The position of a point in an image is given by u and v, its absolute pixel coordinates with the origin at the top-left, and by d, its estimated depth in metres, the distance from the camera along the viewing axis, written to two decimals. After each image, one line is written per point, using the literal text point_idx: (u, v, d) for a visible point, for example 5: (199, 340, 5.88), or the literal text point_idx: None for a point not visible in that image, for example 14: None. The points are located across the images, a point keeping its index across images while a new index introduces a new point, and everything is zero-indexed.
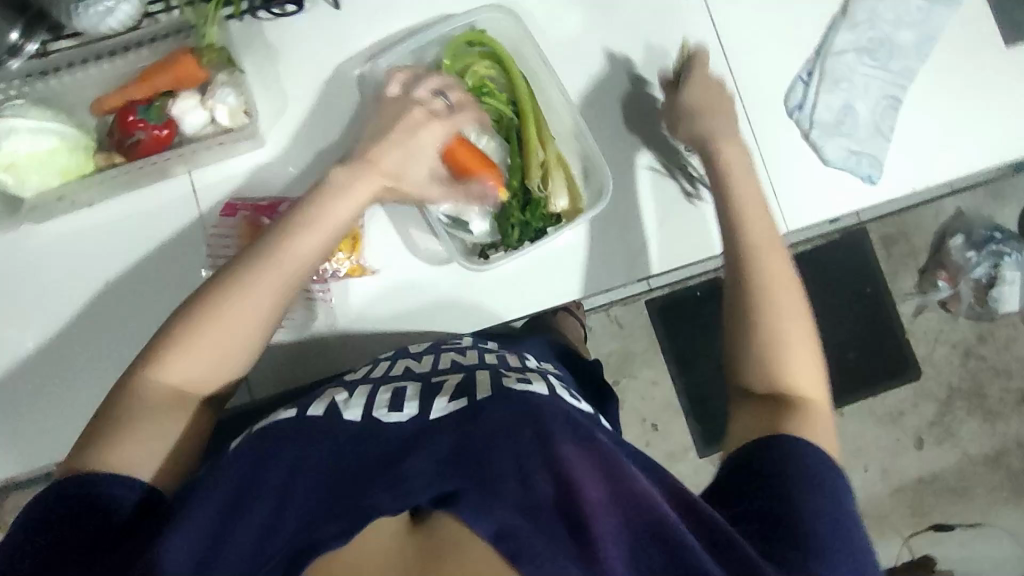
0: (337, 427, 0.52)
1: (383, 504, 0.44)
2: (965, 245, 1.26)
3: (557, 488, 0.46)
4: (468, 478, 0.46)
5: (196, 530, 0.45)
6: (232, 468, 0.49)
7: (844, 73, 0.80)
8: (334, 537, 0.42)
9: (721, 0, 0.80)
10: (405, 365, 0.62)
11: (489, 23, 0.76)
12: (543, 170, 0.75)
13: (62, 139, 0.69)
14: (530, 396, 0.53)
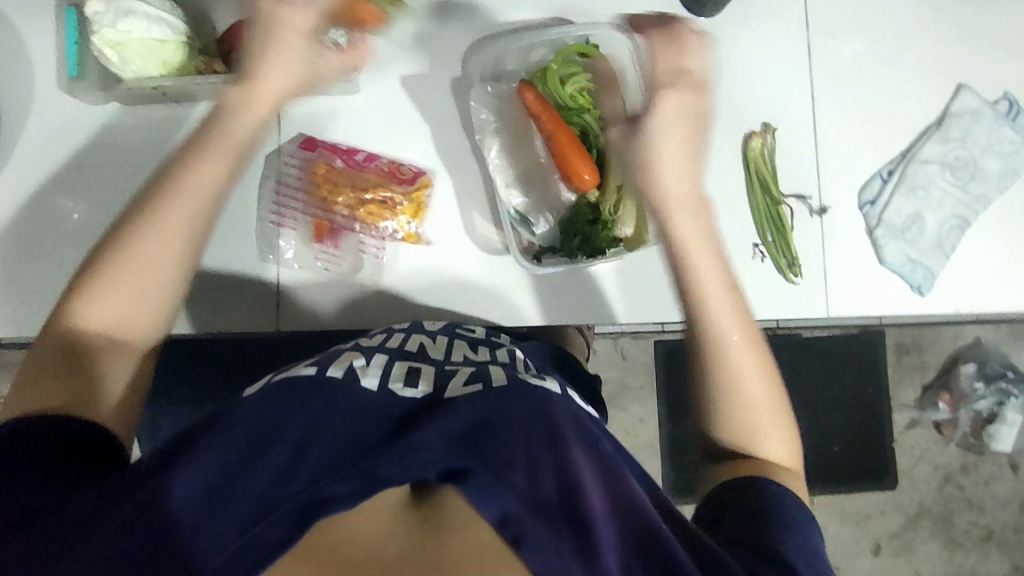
0: (351, 391, 0.50)
1: (393, 474, 0.44)
2: (975, 375, 1.29)
3: (562, 486, 0.46)
4: (478, 459, 0.45)
5: (208, 470, 0.43)
6: (245, 411, 0.48)
7: (923, 183, 0.82)
8: (346, 495, 0.43)
9: (821, 79, 0.81)
10: (419, 343, 0.59)
11: (603, 39, 0.78)
12: (618, 195, 0.76)
13: (174, 32, 0.70)
14: (545, 395, 0.51)
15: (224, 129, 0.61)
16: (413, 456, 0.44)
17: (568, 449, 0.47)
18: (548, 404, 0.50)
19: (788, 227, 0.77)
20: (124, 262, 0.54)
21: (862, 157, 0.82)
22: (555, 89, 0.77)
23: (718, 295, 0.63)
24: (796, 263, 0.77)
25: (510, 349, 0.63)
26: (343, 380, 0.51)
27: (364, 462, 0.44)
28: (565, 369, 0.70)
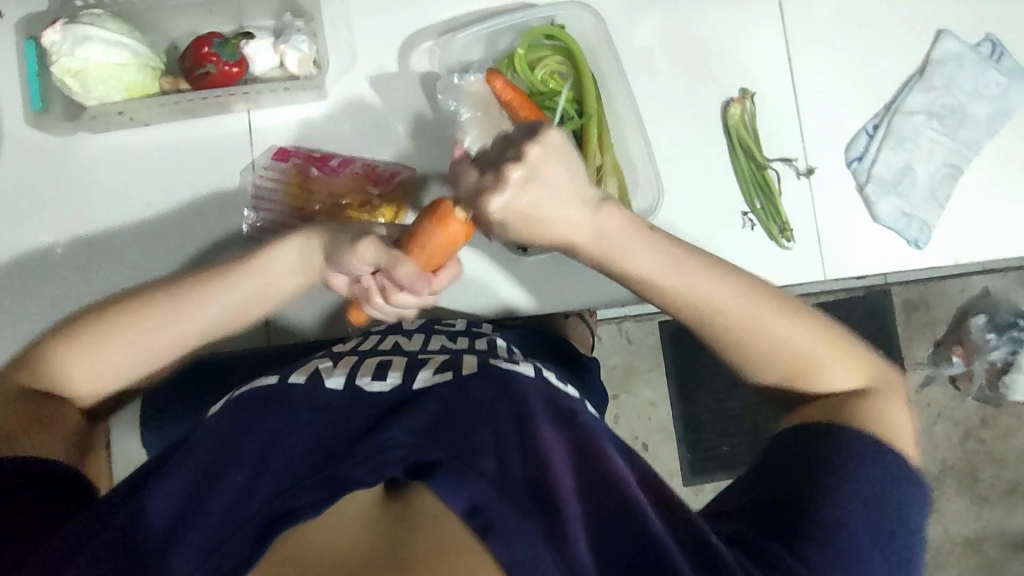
0: (315, 394, 0.48)
1: (355, 477, 0.41)
2: (987, 327, 1.25)
3: (533, 468, 0.42)
4: (443, 449, 0.42)
5: (176, 489, 0.43)
6: (208, 434, 0.47)
7: (910, 134, 0.80)
8: (308, 505, 0.40)
9: (799, 40, 0.80)
10: (394, 342, 0.58)
11: (569, 19, 0.76)
12: (599, 174, 0.74)
13: (134, 56, 0.69)
14: (516, 374, 0.49)
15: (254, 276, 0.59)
16: (377, 455, 0.42)
17: (536, 430, 0.44)
18: (516, 386, 0.47)
19: (775, 190, 0.75)
20: (104, 345, 0.53)
21: (845, 114, 0.80)
22: (525, 75, 0.76)
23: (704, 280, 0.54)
24: (787, 228, 0.76)
25: (489, 338, 0.61)
26: (306, 384, 0.49)
27: (328, 467, 0.42)
28: (553, 355, 0.68)
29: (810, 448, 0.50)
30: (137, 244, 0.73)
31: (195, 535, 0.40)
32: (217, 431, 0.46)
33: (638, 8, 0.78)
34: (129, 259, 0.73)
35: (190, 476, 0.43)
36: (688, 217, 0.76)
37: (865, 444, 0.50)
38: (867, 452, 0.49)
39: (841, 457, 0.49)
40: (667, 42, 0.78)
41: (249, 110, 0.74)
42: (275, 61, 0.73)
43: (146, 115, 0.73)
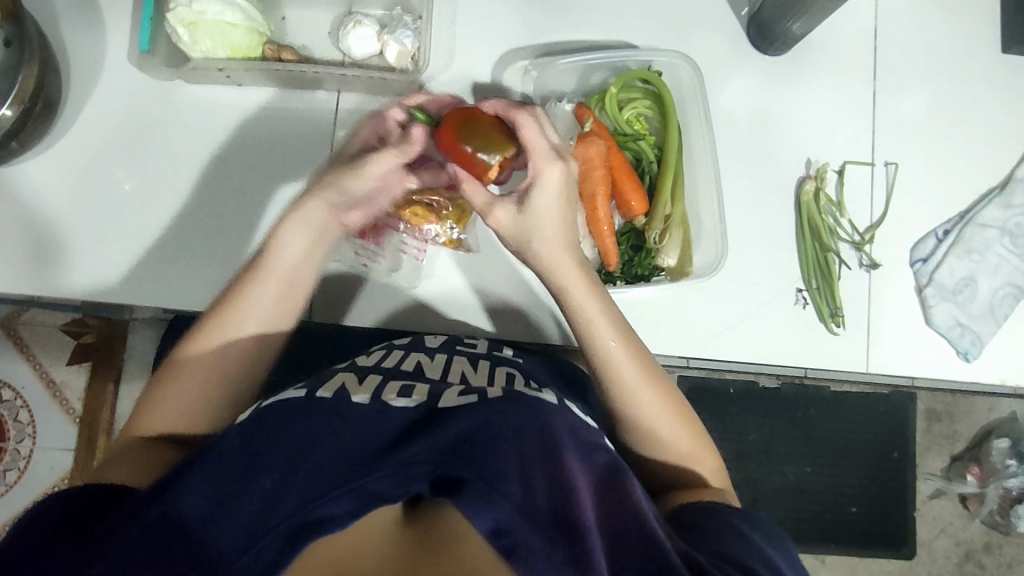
0: (344, 406, 0.49)
1: (385, 491, 0.44)
2: (1008, 451, 1.21)
3: (558, 496, 0.44)
4: (470, 470, 0.44)
5: (209, 481, 0.44)
6: (232, 434, 0.48)
7: (980, 245, 0.78)
8: (337, 515, 0.42)
9: (887, 133, 0.80)
10: (417, 362, 0.60)
11: (665, 66, 0.76)
12: (665, 224, 0.74)
13: (247, 18, 0.73)
14: (541, 401, 0.51)
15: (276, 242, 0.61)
16: (403, 470, 0.44)
17: (563, 460, 0.47)
18: (546, 412, 0.50)
19: (834, 273, 0.75)
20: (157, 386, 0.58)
21: (916, 214, 0.80)
22: (613, 114, 0.76)
23: (632, 373, 0.59)
24: (838, 313, 0.75)
25: (508, 369, 0.61)
26: (332, 398, 0.50)
27: (356, 479, 0.43)
28: (568, 387, 0.66)
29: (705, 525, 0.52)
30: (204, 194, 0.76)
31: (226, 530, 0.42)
32: (244, 434, 0.47)
33: (732, 68, 0.79)
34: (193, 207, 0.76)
35: (215, 468, 0.45)
36: (745, 281, 0.76)
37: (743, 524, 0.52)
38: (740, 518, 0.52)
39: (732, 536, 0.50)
40: (755, 107, 0.78)
41: (340, 92, 0.77)
42: (376, 49, 0.76)
43: (242, 77, 0.76)
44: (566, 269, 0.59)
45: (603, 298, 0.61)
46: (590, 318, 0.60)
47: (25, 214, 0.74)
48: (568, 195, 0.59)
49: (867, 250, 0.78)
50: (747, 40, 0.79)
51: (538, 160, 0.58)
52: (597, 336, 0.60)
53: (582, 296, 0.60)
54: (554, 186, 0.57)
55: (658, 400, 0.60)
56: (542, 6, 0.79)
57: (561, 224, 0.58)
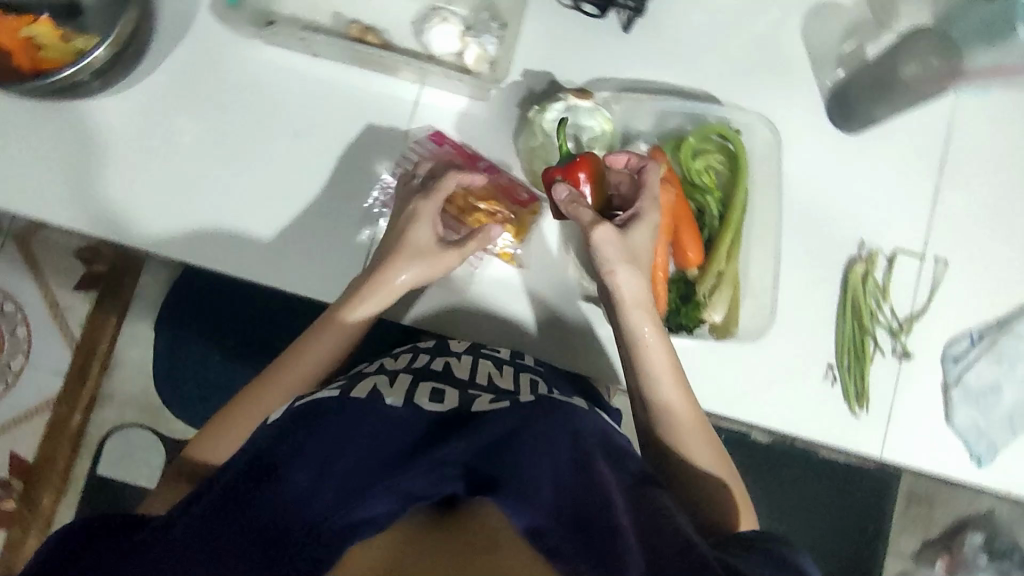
0: (377, 404, 0.55)
1: (418, 489, 0.49)
2: (980, 547, 1.26)
3: (590, 494, 0.49)
4: (502, 472, 0.49)
5: (242, 495, 0.50)
6: (266, 439, 0.54)
7: (1011, 355, 0.80)
8: (379, 513, 0.47)
9: (942, 227, 0.81)
10: (446, 363, 0.65)
11: (745, 124, 0.77)
12: (716, 280, 0.76)
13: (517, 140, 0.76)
14: (570, 407, 0.57)
15: (314, 345, 0.68)
16: (434, 470, 0.50)
17: (592, 466, 0.52)
18: (574, 423, 0.55)
19: (867, 357, 0.76)
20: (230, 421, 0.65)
21: (956, 313, 0.81)
22: (685, 161, 0.77)
23: (678, 407, 0.65)
24: (863, 395, 0.76)
25: (531, 376, 0.66)
26: (365, 398, 0.56)
27: (389, 477, 0.49)
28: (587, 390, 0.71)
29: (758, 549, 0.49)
30: (269, 162, 0.76)
31: (260, 520, 0.48)
32: (280, 437, 0.53)
33: (806, 137, 0.80)
34: (256, 173, 0.76)
35: (246, 472, 0.51)
36: (782, 347, 0.77)
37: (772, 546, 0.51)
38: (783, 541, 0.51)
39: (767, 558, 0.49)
40: (820, 179, 0.79)
41: (420, 86, 0.78)
42: (455, 48, 0.76)
43: (321, 49, 0.77)
44: (636, 300, 0.65)
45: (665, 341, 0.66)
46: (654, 371, 0.65)
47: (95, 152, 0.75)
48: (646, 243, 0.67)
49: (903, 339, 0.80)
50: (826, 113, 0.80)
51: (646, 202, 0.68)
52: (648, 367, 0.65)
53: (648, 325, 0.65)
54: (648, 227, 0.67)
55: (700, 427, 0.65)
56: (632, 41, 0.79)
57: (643, 254, 0.66)
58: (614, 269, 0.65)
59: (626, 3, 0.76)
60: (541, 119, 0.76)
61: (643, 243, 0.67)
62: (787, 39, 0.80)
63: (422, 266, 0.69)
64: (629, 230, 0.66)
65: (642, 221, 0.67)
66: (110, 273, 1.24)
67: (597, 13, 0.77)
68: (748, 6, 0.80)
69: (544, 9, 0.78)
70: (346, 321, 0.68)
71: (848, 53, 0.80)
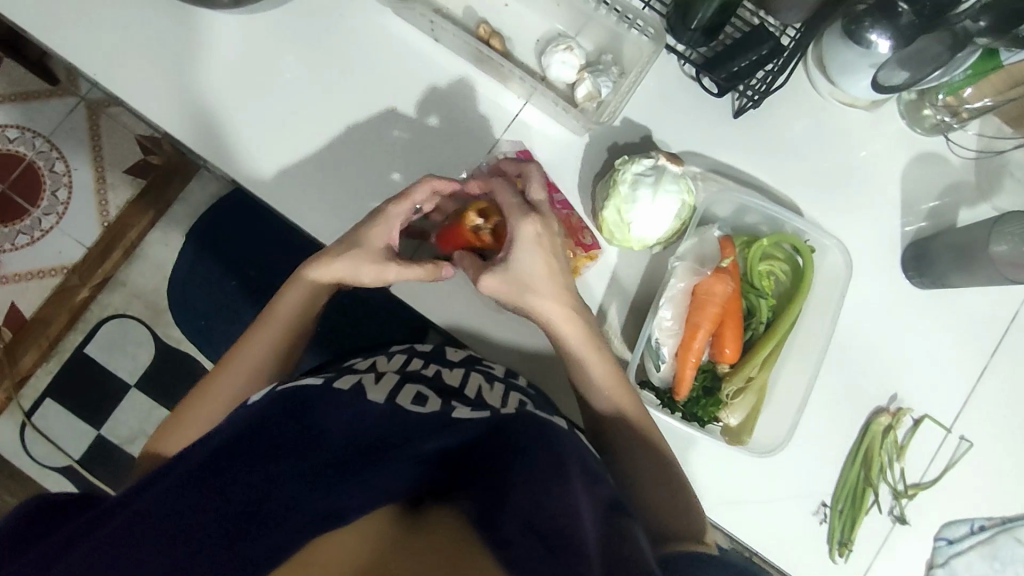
0: (354, 395, 0.57)
1: (390, 484, 0.54)
2: None
3: (562, 503, 0.49)
4: (476, 479, 0.54)
5: (200, 476, 0.50)
6: (241, 415, 0.56)
7: (1006, 557, 0.79)
8: (353, 505, 0.52)
9: (976, 407, 0.79)
10: (437, 369, 0.66)
11: (821, 245, 0.77)
12: (744, 384, 0.75)
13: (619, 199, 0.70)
14: (547, 423, 0.58)
15: (282, 304, 0.69)
16: (411, 466, 0.54)
17: (569, 477, 0.52)
18: (555, 437, 0.56)
19: (864, 508, 0.75)
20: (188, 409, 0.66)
21: (964, 495, 0.79)
22: (750, 260, 0.77)
23: (625, 436, 0.66)
24: (847, 545, 0.74)
25: (519, 397, 0.63)
26: (348, 392, 0.58)
27: (368, 469, 0.53)
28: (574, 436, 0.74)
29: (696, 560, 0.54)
30: (359, 123, 0.77)
31: (236, 494, 0.50)
32: (246, 417, 0.55)
33: (874, 275, 0.79)
34: (342, 129, 0.77)
35: (218, 449, 0.52)
36: (783, 470, 0.76)
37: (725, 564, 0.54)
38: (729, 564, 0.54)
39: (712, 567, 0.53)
40: (874, 319, 0.79)
41: (524, 102, 0.79)
42: (572, 80, 0.77)
43: (444, 36, 0.77)
44: (563, 319, 0.65)
45: (608, 362, 0.67)
46: (597, 388, 0.66)
47: (203, 58, 0.76)
48: (556, 246, 0.64)
49: (903, 504, 0.77)
50: (901, 259, 0.79)
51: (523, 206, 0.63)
52: (591, 393, 0.67)
53: (583, 347, 0.65)
54: (536, 244, 0.62)
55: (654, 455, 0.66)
56: (739, 127, 0.79)
57: (550, 269, 0.64)
58: (529, 294, 0.64)
59: (746, 92, 0.76)
60: (622, 174, 0.70)
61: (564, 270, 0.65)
62: (886, 176, 0.80)
63: (355, 261, 0.65)
64: (535, 266, 0.63)
65: (551, 254, 0.64)
66: (162, 167, 1.24)
67: (715, 91, 0.78)
68: (859, 131, 0.80)
69: (665, 69, 0.79)
70: (285, 308, 0.69)
71: (940, 210, 0.80)
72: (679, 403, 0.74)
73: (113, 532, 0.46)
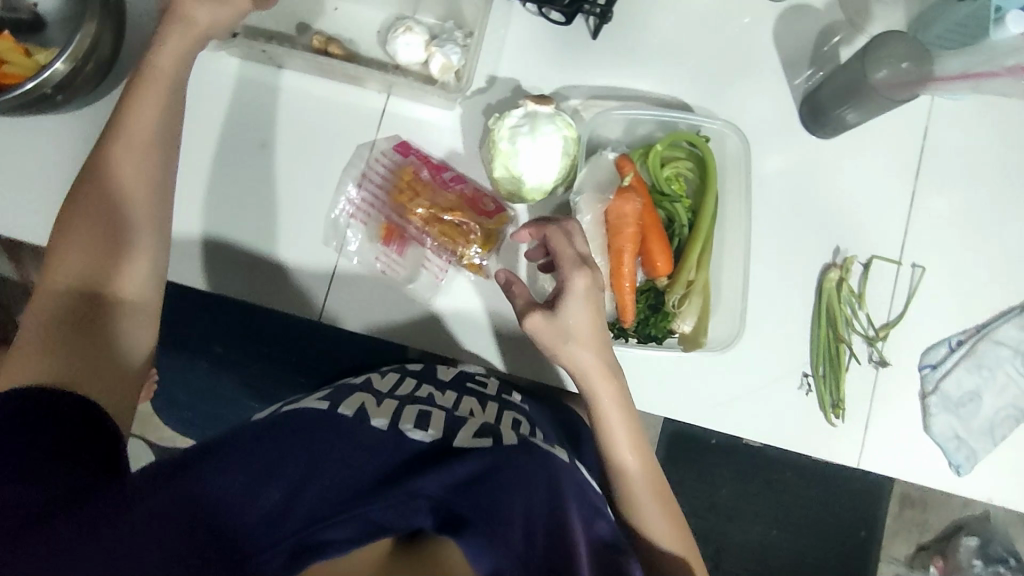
0: (360, 428, 0.55)
1: (388, 519, 0.46)
2: (975, 551, 1.20)
3: (559, 552, 0.47)
4: (475, 507, 0.48)
5: (206, 489, 0.44)
6: (236, 437, 0.50)
7: (991, 363, 0.79)
8: (339, 540, 0.44)
9: (919, 232, 0.79)
10: (428, 392, 0.65)
11: (715, 134, 0.77)
12: (686, 290, 0.76)
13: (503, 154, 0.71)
14: (549, 458, 0.57)
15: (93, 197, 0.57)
16: (410, 502, 0.47)
17: (567, 523, 0.50)
18: (554, 475, 0.55)
19: (843, 365, 0.74)
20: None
21: (933, 319, 0.79)
22: (654, 170, 0.77)
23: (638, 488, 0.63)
24: (840, 405, 0.75)
25: (514, 415, 0.65)
26: (353, 419, 0.56)
27: (359, 506, 0.46)
28: (566, 435, 0.72)
29: None
30: (233, 173, 0.76)
31: (227, 513, 0.43)
32: (247, 446, 0.49)
33: (778, 142, 0.79)
34: (220, 185, 0.76)
35: (204, 472, 0.45)
36: (756, 358, 0.76)
37: None
38: None
39: None
40: (792, 183, 0.78)
41: (387, 94, 0.77)
42: (422, 57, 0.75)
43: (284, 60, 0.75)
44: (592, 372, 0.63)
45: (628, 410, 0.65)
46: (620, 435, 0.64)
47: (66, 167, 0.75)
48: (592, 304, 0.63)
49: (879, 347, 0.78)
50: (799, 118, 0.79)
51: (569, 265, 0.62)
52: (610, 441, 0.64)
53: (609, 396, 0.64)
54: (583, 297, 0.62)
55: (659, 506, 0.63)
56: (600, 47, 0.78)
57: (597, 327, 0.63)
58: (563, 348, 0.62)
59: (592, 10, 0.74)
60: (498, 133, 0.71)
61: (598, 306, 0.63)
62: (758, 43, 0.79)
63: (179, 42, 0.62)
64: (595, 326, 0.63)
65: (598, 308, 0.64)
66: None
67: (563, 21, 0.76)
68: (717, 8, 0.79)
69: (511, 15, 0.77)
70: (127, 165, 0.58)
71: (822, 56, 0.79)
72: (630, 328, 0.75)
73: (82, 519, 0.41)
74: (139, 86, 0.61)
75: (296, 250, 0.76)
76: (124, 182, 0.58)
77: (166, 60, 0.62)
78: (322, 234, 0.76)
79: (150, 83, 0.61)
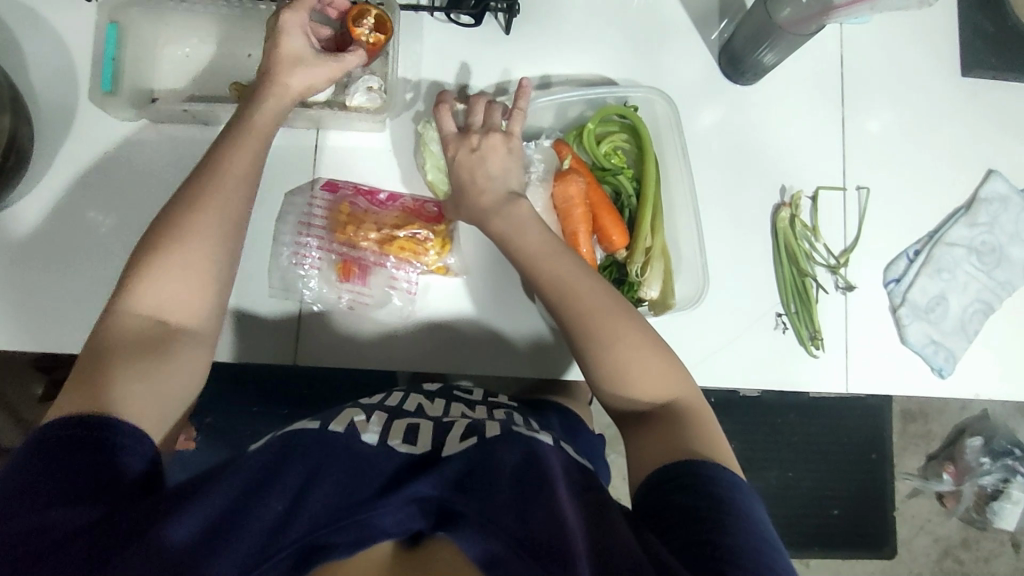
0: (352, 442, 0.52)
1: (384, 526, 0.45)
2: (981, 450, 1.22)
3: (550, 523, 0.44)
4: (470, 503, 0.46)
5: (209, 509, 0.43)
6: (246, 462, 0.49)
7: (949, 265, 0.81)
8: (342, 545, 0.44)
9: (858, 154, 0.82)
10: (417, 403, 0.62)
11: (642, 102, 0.78)
12: (646, 257, 0.77)
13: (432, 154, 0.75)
14: (535, 442, 0.54)
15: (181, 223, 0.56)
16: (406, 508, 0.46)
17: (555, 490, 0.47)
18: (540, 451, 0.52)
19: (811, 298, 0.77)
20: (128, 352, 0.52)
21: (888, 236, 0.82)
22: (591, 148, 0.79)
23: (609, 327, 0.59)
24: (818, 336, 0.76)
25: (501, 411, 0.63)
26: (344, 434, 0.53)
27: (360, 514, 0.45)
28: (563, 429, 0.69)
29: (683, 488, 0.49)
30: None
31: (216, 529, 0.42)
32: (248, 462, 0.48)
33: (704, 99, 0.80)
34: None
35: (206, 490, 0.45)
36: (726, 310, 0.77)
37: (735, 481, 0.50)
38: (728, 485, 0.49)
39: (705, 499, 0.48)
40: (726, 133, 0.80)
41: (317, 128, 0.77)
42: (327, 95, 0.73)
43: (211, 116, 0.76)
44: (539, 254, 0.63)
45: (572, 263, 0.62)
46: (611, 339, 0.58)
47: (7, 265, 0.74)
48: (524, 216, 0.65)
49: (842, 273, 0.80)
50: (718, 71, 0.81)
51: (530, 234, 0.64)
52: (563, 289, 0.61)
53: (553, 259, 0.62)
54: (532, 221, 0.65)
55: (631, 336, 0.58)
56: (516, 41, 0.79)
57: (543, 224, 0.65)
58: (516, 252, 0.64)
59: (499, 7, 0.76)
60: (428, 136, 0.75)
61: (550, 245, 0.64)
62: (666, 6, 0.80)
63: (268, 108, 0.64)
64: (477, 188, 0.67)
65: (497, 177, 0.67)
66: None
67: (473, 22, 0.78)
68: None
69: (422, 27, 0.78)
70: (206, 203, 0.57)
71: (729, 6, 0.81)
72: None
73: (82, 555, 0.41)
74: (230, 149, 0.61)
75: (256, 301, 0.74)
76: (168, 264, 0.55)
77: (265, 120, 0.63)
78: (274, 284, 0.75)
79: (218, 177, 0.59)
